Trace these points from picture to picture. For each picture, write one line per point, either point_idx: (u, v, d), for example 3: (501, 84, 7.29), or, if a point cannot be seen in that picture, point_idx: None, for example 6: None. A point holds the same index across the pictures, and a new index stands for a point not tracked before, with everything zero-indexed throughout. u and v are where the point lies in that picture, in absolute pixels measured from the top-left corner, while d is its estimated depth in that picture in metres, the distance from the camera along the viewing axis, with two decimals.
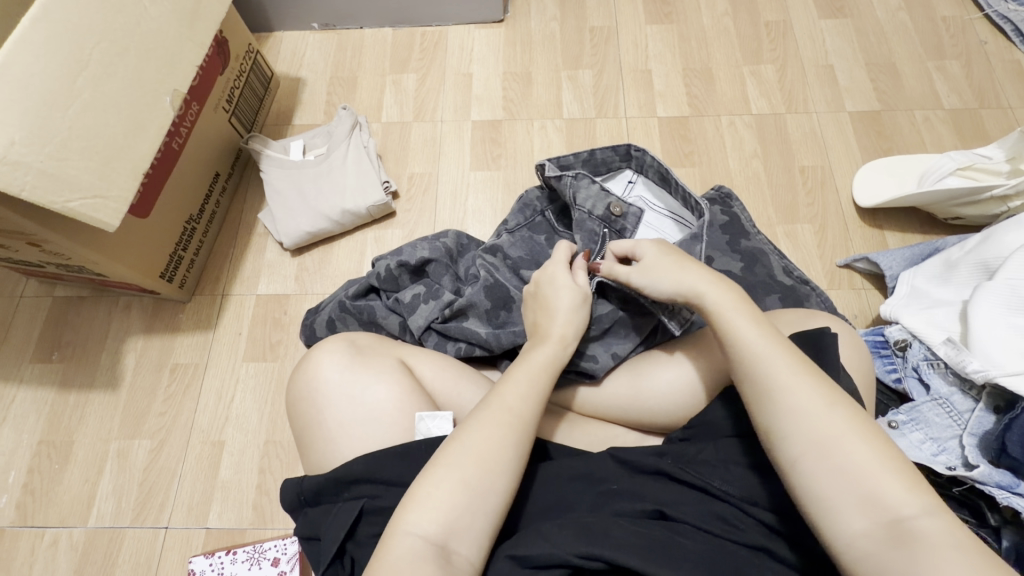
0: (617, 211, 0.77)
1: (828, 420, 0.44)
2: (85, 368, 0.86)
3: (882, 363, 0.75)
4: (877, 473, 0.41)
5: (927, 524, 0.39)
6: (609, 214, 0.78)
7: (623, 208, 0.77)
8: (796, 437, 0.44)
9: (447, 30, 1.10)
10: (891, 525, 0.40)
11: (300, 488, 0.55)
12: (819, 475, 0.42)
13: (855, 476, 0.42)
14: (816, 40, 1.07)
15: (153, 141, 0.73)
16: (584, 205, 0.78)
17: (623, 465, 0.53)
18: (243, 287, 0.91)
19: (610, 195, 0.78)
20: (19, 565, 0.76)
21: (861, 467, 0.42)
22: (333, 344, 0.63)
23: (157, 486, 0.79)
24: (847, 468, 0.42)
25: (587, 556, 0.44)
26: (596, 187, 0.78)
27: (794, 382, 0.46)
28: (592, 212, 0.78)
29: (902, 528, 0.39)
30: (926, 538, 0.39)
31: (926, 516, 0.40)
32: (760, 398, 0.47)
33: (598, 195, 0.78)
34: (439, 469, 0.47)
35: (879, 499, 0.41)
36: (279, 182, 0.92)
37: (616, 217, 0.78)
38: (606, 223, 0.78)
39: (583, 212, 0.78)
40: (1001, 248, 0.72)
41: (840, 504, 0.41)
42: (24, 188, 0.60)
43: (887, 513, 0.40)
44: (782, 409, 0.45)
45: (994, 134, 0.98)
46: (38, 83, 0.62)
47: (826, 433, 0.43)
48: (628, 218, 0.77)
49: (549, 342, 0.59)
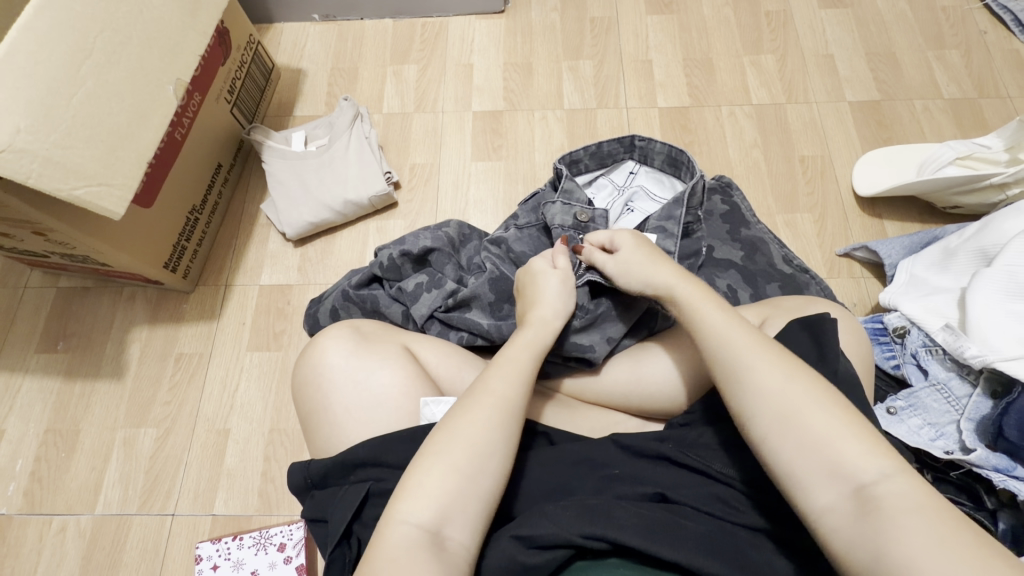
0: (584, 218, 0.77)
1: (782, 397, 0.44)
2: (90, 357, 0.87)
3: (882, 350, 0.76)
4: (859, 447, 0.41)
5: (888, 488, 0.39)
6: (578, 222, 0.77)
7: (588, 215, 0.77)
8: (760, 419, 0.45)
9: (448, 21, 1.10)
10: (855, 494, 0.40)
11: (308, 472, 0.56)
12: (782, 456, 0.43)
13: (825, 455, 0.42)
14: (816, 30, 1.08)
15: (158, 130, 0.73)
16: (554, 221, 0.77)
17: (625, 450, 0.54)
18: (247, 278, 0.91)
19: (576, 204, 0.78)
20: (29, 551, 0.77)
21: (817, 439, 0.42)
22: (338, 331, 0.64)
23: (163, 474, 0.80)
24: (827, 448, 0.42)
25: (590, 536, 0.45)
26: (557, 201, 0.78)
27: (769, 367, 0.46)
28: (562, 225, 0.77)
29: (864, 496, 0.40)
30: (886, 503, 0.39)
31: (905, 480, 0.40)
32: (728, 378, 0.48)
33: (562, 209, 0.78)
34: (428, 458, 0.47)
35: (836, 470, 0.41)
36: (281, 173, 0.92)
37: (585, 224, 0.77)
38: (579, 230, 0.77)
39: (555, 228, 0.77)
40: (1000, 236, 0.73)
41: (802, 483, 0.42)
42: (30, 175, 0.60)
43: (849, 482, 0.40)
44: (742, 395, 0.46)
45: (993, 123, 0.98)
46: (43, 71, 0.62)
47: (783, 411, 0.44)
48: (597, 220, 0.77)
49: (545, 324, 0.60)
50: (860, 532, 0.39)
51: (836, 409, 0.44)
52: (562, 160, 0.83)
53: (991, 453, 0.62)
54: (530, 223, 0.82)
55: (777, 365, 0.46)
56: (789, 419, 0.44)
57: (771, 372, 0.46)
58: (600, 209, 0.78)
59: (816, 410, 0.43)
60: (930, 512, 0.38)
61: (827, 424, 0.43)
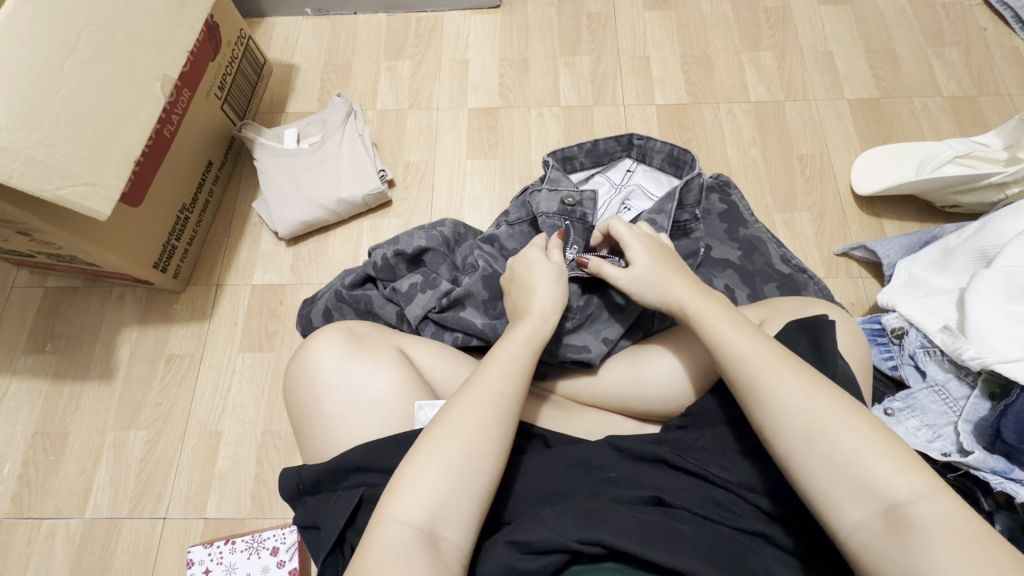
0: (570, 202, 0.76)
1: (812, 408, 0.44)
2: (79, 358, 0.86)
3: (879, 351, 0.75)
4: (870, 458, 0.41)
5: (924, 507, 0.39)
6: (565, 206, 0.76)
7: (575, 198, 0.76)
8: (792, 422, 0.44)
9: (443, 16, 1.09)
10: (888, 512, 0.39)
11: (300, 478, 0.55)
12: (809, 462, 0.42)
13: (844, 465, 0.41)
14: (815, 27, 1.07)
15: (145, 128, 0.71)
16: (540, 208, 0.76)
17: (622, 452, 0.53)
18: (239, 278, 0.90)
19: (561, 190, 0.77)
20: (17, 555, 0.76)
21: (850, 453, 0.41)
22: (332, 332, 0.63)
23: (154, 477, 0.79)
24: (838, 456, 0.42)
25: (586, 540, 0.44)
26: (543, 189, 0.77)
27: (787, 376, 0.46)
28: (548, 211, 0.76)
29: (898, 516, 0.39)
30: (923, 522, 0.38)
31: (923, 499, 0.39)
32: (750, 379, 0.47)
33: (547, 196, 0.77)
34: (421, 455, 0.46)
35: (868, 485, 0.40)
36: (273, 170, 0.91)
37: (572, 208, 0.76)
38: (565, 215, 0.75)
39: (540, 215, 0.76)
40: (999, 236, 0.72)
41: (831, 492, 0.41)
42: (13, 175, 0.59)
43: (875, 490, 0.40)
44: (769, 399, 0.45)
45: (993, 122, 0.97)
46: (25, 67, 0.60)
47: (814, 419, 0.43)
48: (584, 202, 0.76)
49: (547, 314, 0.58)
50: (897, 550, 0.38)
51: (852, 415, 0.43)
52: (553, 155, 0.83)
53: (989, 456, 0.62)
54: (521, 218, 0.80)
55: (803, 376, 0.46)
56: (805, 421, 0.43)
57: (793, 382, 0.45)
58: (586, 191, 0.77)
59: (826, 415, 0.43)
60: (969, 534, 0.37)
61: (862, 440, 0.42)
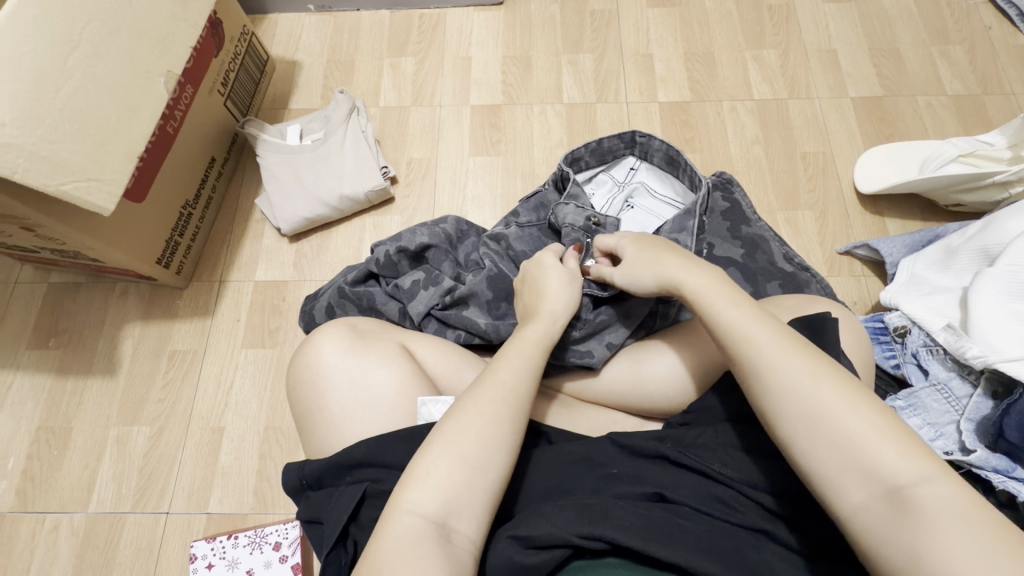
0: (597, 222, 0.75)
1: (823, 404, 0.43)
2: (83, 354, 0.86)
3: (882, 350, 0.76)
4: (879, 451, 0.41)
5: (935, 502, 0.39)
6: (590, 224, 0.75)
7: (601, 219, 0.76)
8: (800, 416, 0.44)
9: (446, 13, 1.08)
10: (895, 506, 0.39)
11: (303, 473, 0.55)
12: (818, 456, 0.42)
13: (853, 459, 0.41)
14: (819, 24, 1.06)
15: (149, 124, 0.71)
16: (566, 220, 0.75)
17: (624, 449, 0.53)
18: (241, 274, 0.90)
19: (588, 209, 0.76)
20: (21, 550, 0.76)
21: (863, 449, 0.41)
22: (334, 329, 0.63)
23: (157, 472, 0.79)
24: (843, 440, 0.41)
25: (588, 536, 0.44)
26: (570, 204, 0.77)
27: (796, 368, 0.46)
28: (574, 225, 0.75)
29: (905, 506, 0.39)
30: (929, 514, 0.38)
31: (930, 487, 0.39)
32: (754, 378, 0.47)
33: (575, 210, 0.76)
34: (435, 447, 0.47)
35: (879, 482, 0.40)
36: (276, 167, 0.91)
37: (597, 228, 0.75)
38: (588, 232, 0.75)
39: (566, 227, 0.74)
40: (1002, 235, 0.72)
41: (839, 486, 0.41)
42: (17, 170, 0.59)
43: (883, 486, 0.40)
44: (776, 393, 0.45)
45: (997, 121, 0.97)
46: (29, 62, 0.61)
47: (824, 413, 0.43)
48: (609, 224, 0.76)
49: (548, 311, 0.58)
50: (901, 537, 0.38)
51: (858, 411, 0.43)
52: (566, 160, 0.82)
53: (991, 454, 0.62)
54: (532, 223, 0.80)
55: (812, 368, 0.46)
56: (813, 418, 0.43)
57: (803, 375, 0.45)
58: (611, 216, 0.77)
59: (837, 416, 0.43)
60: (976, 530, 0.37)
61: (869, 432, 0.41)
